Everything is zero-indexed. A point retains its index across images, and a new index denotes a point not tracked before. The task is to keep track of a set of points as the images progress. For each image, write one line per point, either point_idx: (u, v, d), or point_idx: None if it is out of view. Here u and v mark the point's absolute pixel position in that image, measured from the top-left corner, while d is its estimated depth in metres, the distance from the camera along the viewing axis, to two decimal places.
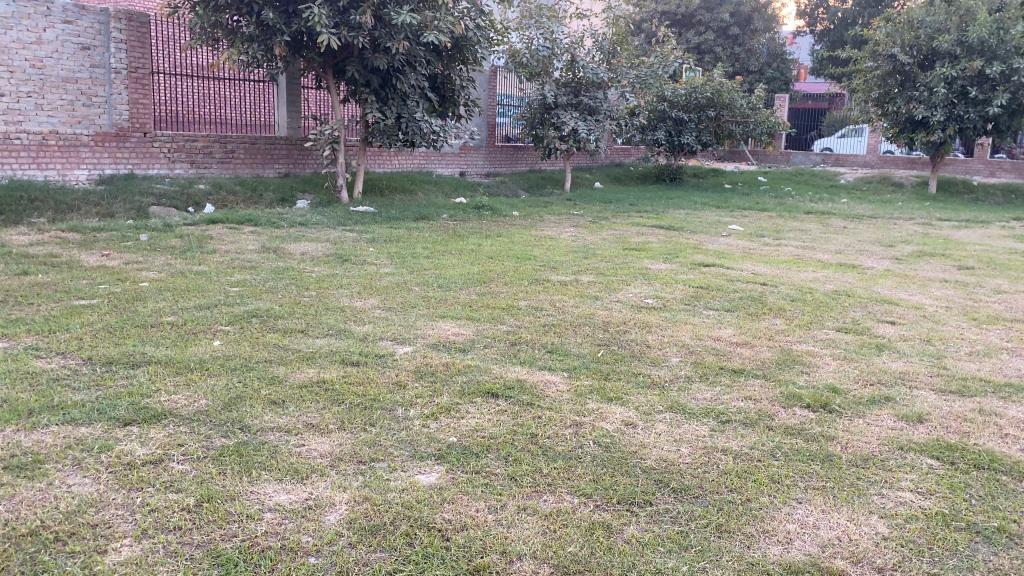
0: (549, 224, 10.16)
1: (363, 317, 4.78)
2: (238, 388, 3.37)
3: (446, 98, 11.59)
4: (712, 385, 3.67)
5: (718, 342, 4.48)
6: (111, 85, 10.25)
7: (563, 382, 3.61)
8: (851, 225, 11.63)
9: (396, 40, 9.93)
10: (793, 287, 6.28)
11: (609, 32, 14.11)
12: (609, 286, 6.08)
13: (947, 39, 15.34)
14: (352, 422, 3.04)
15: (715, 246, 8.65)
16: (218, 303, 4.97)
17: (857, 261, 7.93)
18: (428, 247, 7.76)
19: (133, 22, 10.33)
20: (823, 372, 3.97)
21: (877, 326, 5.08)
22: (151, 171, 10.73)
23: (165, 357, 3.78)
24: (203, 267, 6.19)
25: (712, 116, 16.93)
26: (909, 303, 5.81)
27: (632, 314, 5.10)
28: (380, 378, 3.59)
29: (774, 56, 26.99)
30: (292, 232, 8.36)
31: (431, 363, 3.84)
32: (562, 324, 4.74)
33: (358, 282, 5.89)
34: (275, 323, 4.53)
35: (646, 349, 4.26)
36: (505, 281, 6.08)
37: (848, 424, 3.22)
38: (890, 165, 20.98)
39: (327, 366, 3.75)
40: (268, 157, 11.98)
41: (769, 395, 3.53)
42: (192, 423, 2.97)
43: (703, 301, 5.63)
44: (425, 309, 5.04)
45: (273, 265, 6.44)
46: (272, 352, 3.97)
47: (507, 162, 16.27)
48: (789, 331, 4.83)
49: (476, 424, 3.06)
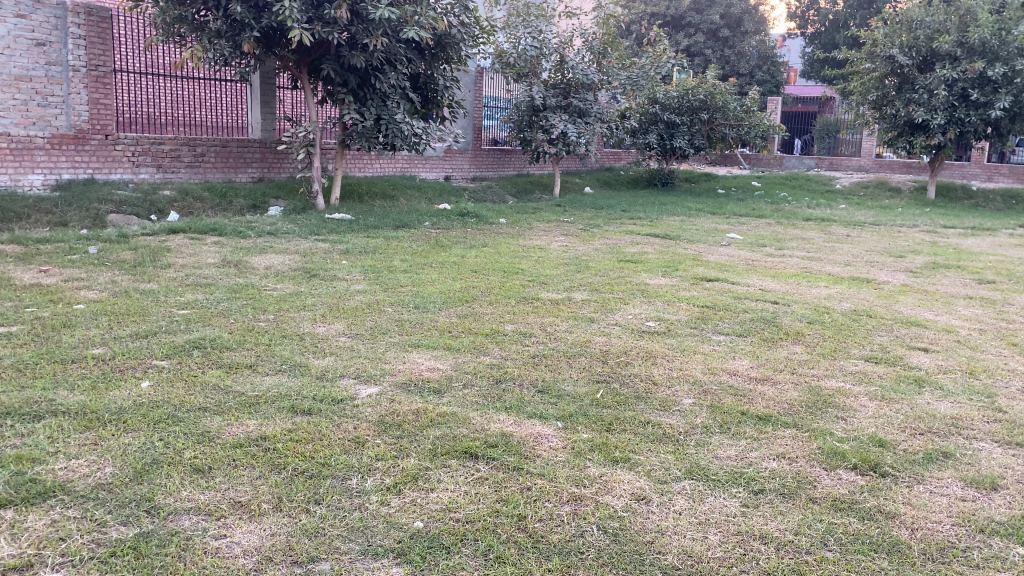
0: (538, 232, 9.56)
1: (323, 348, 4.14)
2: (157, 451, 2.73)
3: (429, 99, 10.95)
4: (736, 439, 3.05)
5: (735, 378, 3.87)
6: (69, 83, 9.56)
7: (558, 436, 2.98)
8: (855, 233, 11.08)
9: (374, 36, 9.28)
10: (807, 307, 5.69)
11: (599, 32, 13.50)
12: (606, 305, 5.47)
13: (947, 40, 14.81)
14: (291, 501, 2.43)
15: (716, 258, 8.06)
16: (159, 331, 4.32)
17: (870, 274, 7.36)
18: (407, 259, 7.13)
19: (93, 17, 9.65)
20: (863, 418, 3.36)
21: (910, 355, 4.49)
22: (113, 175, 10.04)
23: (75, 405, 3.11)
24: (153, 286, 5.53)
25: (705, 118, 16.37)
26: (939, 326, 5.21)
27: (634, 342, 4.47)
28: (334, 434, 2.95)
29: (764, 59, 26.50)
30: (259, 243, 7.70)
31: (398, 411, 3.19)
32: (554, 355, 4.11)
33: (325, 302, 5.25)
34: (219, 357, 3.89)
35: (652, 387, 3.64)
36: (490, 300, 5.46)
37: (907, 495, 2.62)
38: (886, 169, 20.68)
39: (273, 416, 3.11)
40: (240, 161, 11.32)
41: (807, 452, 2.93)
42: (85, 505, 2.32)
43: (711, 323, 5.04)
44: (398, 337, 4.41)
45: (230, 283, 5.79)
46: (208, 397, 3.32)
47: (493, 166, 15.66)
48: (813, 363, 4.22)
49: (448, 501, 2.44)
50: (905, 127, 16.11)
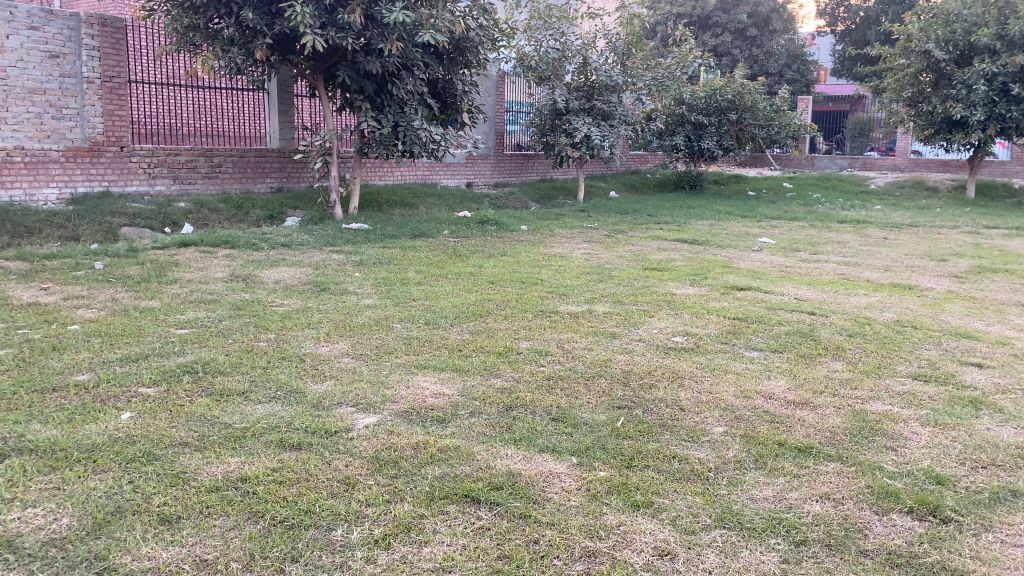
0: (560, 239, 9.23)
1: (324, 371, 3.85)
2: (123, 497, 2.45)
3: (448, 105, 10.69)
4: (774, 477, 2.71)
5: (771, 402, 3.52)
6: (84, 95, 9.43)
7: (572, 475, 2.66)
8: (893, 235, 10.61)
9: (389, 41, 9.02)
10: (846, 318, 5.30)
11: (623, 32, 13.16)
12: (629, 318, 5.14)
13: (986, 34, 14.25)
14: (265, 558, 2.15)
15: (747, 264, 7.68)
16: (151, 354, 4.06)
17: (912, 280, 6.94)
18: (422, 270, 6.85)
19: (107, 28, 9.53)
20: (916, 449, 3.00)
21: (963, 372, 4.10)
22: (129, 188, 9.89)
23: (44, 442, 2.85)
24: (154, 303, 5.31)
25: (734, 119, 15.92)
26: (993, 338, 4.79)
27: (660, 360, 4.13)
28: (323, 474, 2.66)
29: (794, 57, 25.93)
30: (272, 255, 7.47)
31: (396, 445, 2.89)
32: (571, 377, 3.79)
33: (331, 318, 4.98)
34: (211, 383, 3.62)
35: (679, 415, 3.31)
36: (505, 314, 5.15)
37: (975, 547, 2.26)
38: (922, 168, 20.07)
39: (259, 452, 2.84)
40: (258, 171, 11.15)
41: (855, 492, 2.59)
42: (30, 569, 2.06)
43: (743, 338, 4.69)
44: (404, 357, 4.11)
45: (235, 298, 5.55)
46: (191, 430, 3.05)
47: (517, 171, 15.36)
48: (856, 383, 3.84)
49: (443, 558, 2.15)
50: (942, 124, 15.56)
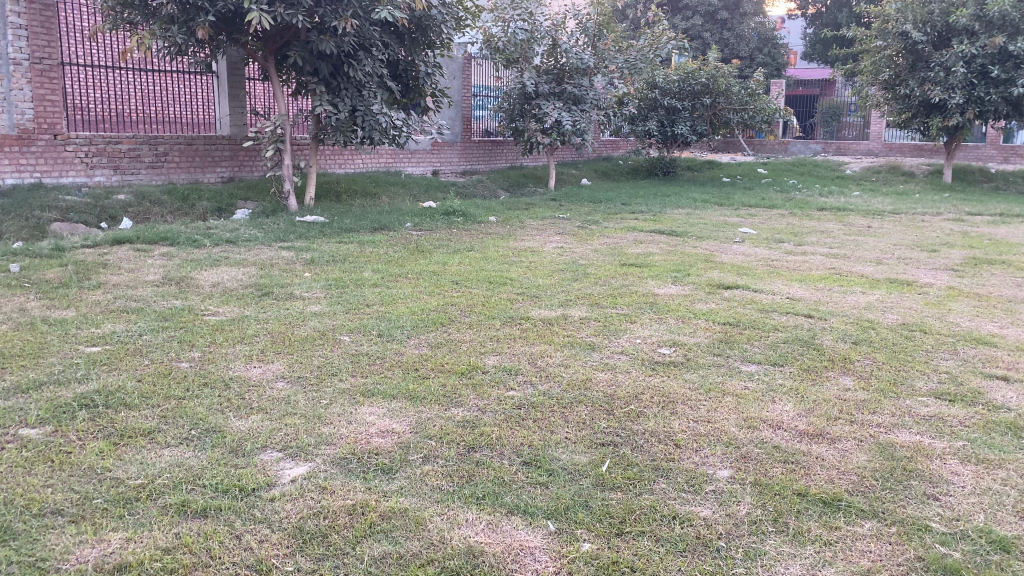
0: (531, 231, 8.65)
1: (255, 400, 3.24)
2: None
3: (410, 88, 10.02)
4: (800, 545, 2.17)
5: (781, 433, 2.98)
6: (11, 79, 8.61)
7: (548, 551, 2.11)
8: (877, 223, 10.18)
9: (342, 18, 8.30)
10: (847, 321, 4.78)
11: (594, 12, 12.54)
12: (609, 324, 4.58)
13: (964, 14, 13.83)
14: None
15: (730, 258, 7.18)
16: (46, 382, 3.41)
17: (906, 274, 6.47)
18: (380, 269, 6.25)
19: (34, 5, 8.67)
20: (963, 499, 2.47)
21: (990, 388, 3.59)
22: (64, 179, 9.14)
23: None
24: (68, 314, 4.64)
25: (708, 103, 15.41)
26: (1011, 344, 4.32)
27: (647, 379, 3.57)
28: (229, 556, 2.07)
29: (764, 41, 25.34)
30: (214, 253, 6.81)
31: (328, 510, 2.30)
32: (546, 405, 3.21)
33: (270, 330, 4.36)
34: (114, 420, 3.01)
35: (673, 455, 2.76)
36: (470, 322, 4.57)
37: None
38: (896, 152, 19.79)
39: (150, 524, 2.23)
40: (208, 160, 10.40)
41: (903, 568, 2.08)
42: None
43: (738, 347, 4.16)
44: (349, 380, 3.52)
45: (163, 306, 4.89)
46: (71, 491, 2.42)
47: (485, 158, 14.74)
48: (873, 405, 3.32)
49: None
50: (920, 107, 15.19)
